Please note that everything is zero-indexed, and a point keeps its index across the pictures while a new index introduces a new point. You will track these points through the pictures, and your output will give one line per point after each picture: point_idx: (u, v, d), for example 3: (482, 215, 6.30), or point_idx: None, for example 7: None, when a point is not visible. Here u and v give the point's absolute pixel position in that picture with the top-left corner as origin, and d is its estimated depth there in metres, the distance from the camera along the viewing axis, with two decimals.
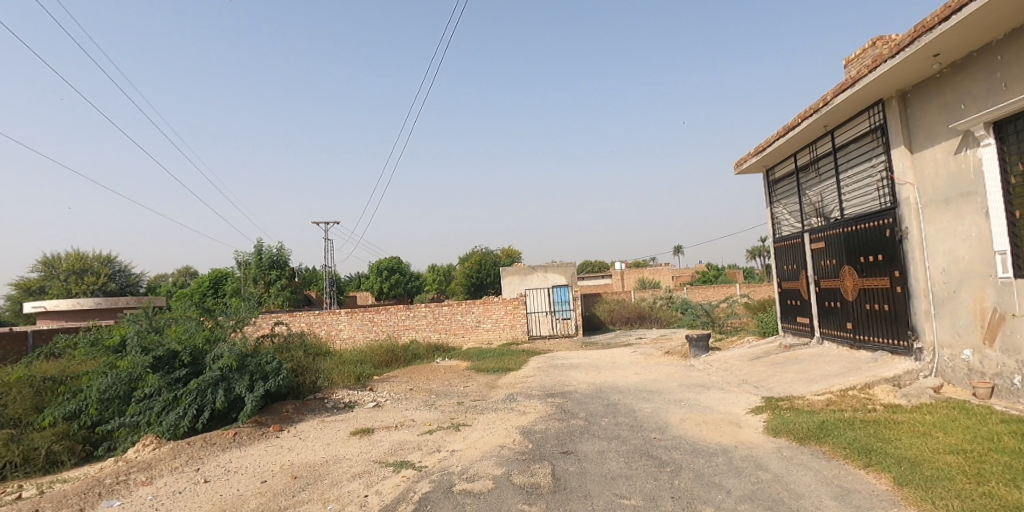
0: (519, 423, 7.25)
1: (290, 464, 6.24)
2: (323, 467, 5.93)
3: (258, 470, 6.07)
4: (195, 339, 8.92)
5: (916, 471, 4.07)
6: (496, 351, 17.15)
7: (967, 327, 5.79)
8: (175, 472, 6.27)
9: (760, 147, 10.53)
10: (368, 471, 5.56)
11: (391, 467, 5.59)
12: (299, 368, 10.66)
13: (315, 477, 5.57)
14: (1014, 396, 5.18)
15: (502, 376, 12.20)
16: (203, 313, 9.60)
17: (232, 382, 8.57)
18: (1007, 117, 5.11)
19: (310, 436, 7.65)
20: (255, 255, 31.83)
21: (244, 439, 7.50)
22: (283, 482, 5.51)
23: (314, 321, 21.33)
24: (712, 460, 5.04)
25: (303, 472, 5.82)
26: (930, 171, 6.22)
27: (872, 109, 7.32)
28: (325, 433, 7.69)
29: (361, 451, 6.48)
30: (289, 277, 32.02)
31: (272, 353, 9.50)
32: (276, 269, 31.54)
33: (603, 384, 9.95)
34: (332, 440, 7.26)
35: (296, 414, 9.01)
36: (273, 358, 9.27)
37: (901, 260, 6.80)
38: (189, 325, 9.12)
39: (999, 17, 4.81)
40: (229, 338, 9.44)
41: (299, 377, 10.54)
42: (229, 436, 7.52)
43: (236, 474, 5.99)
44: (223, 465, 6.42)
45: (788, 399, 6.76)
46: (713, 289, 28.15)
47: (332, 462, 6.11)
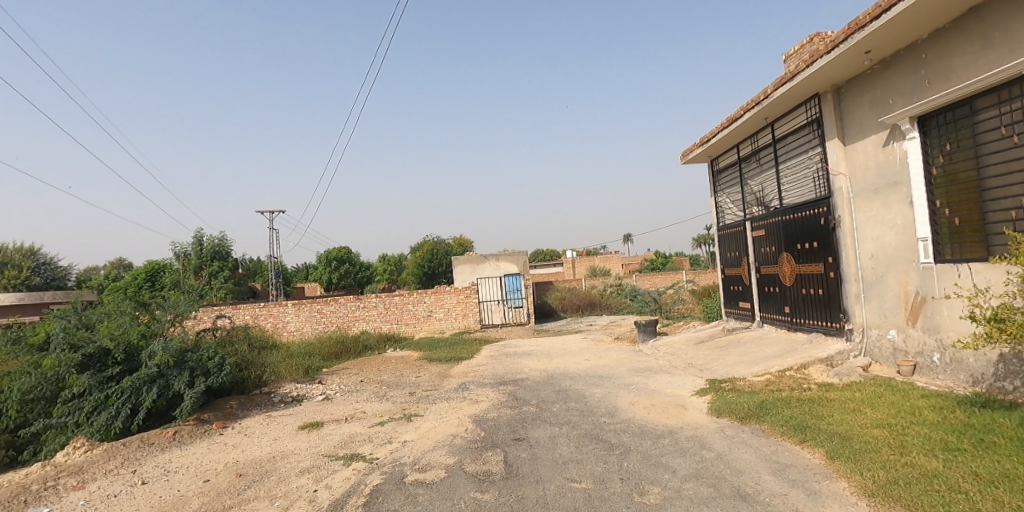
0: (472, 411, 7.18)
1: (235, 461, 5.91)
2: (270, 463, 5.65)
3: (201, 469, 5.72)
4: (129, 334, 8.25)
5: (846, 445, 4.31)
6: (449, 341, 17.00)
7: (893, 309, 6.17)
8: (110, 474, 5.80)
9: (705, 137, 10.84)
10: (317, 465, 5.34)
11: (341, 460, 5.39)
12: (242, 362, 10.17)
13: (262, 473, 5.30)
14: (933, 373, 5.57)
15: (455, 365, 12.10)
16: (138, 307, 8.90)
17: (169, 379, 8.00)
18: (929, 112, 5.42)
19: (256, 431, 7.29)
20: (195, 245, 30.12)
21: (185, 438, 7.05)
22: (227, 480, 5.21)
23: (259, 314, 20.40)
24: (659, 441, 5.16)
25: (249, 469, 5.51)
26: (861, 162, 6.56)
27: (809, 103, 7.65)
28: (272, 429, 7.33)
29: (311, 445, 6.22)
30: (231, 269, 30.54)
31: (214, 347, 8.99)
32: (218, 260, 29.99)
33: (554, 370, 10.05)
34: (279, 435, 6.94)
35: (241, 410, 8.56)
36: (215, 353, 8.76)
37: (834, 246, 7.20)
38: (122, 320, 8.44)
39: (923, 18, 5.03)
40: (166, 332, 8.77)
41: (243, 371, 10.04)
42: (168, 435, 7.04)
43: (177, 474, 5.63)
44: (163, 465, 6.00)
45: (730, 381, 7.04)
46: (660, 278, 28.96)
47: (280, 458, 5.84)
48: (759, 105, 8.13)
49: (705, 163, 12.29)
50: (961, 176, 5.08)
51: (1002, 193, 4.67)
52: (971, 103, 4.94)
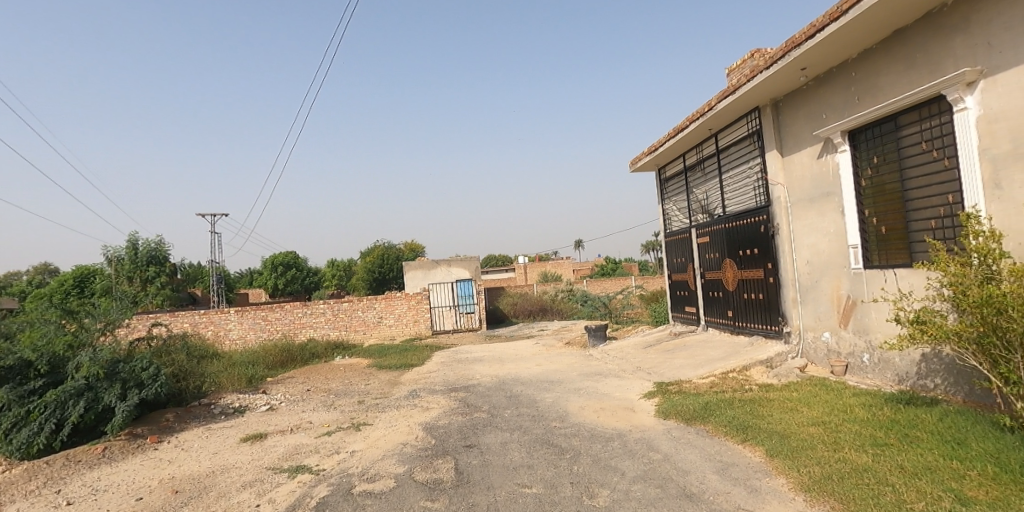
0: (422, 419, 7.00)
1: (171, 477, 5.48)
2: (209, 479, 5.26)
3: (133, 487, 5.26)
4: (54, 345, 7.54)
5: (785, 443, 4.49)
6: (400, 347, 16.62)
7: (826, 312, 6.51)
8: (29, 496, 5.23)
9: (653, 147, 11.15)
10: (260, 479, 5.03)
11: (286, 473, 5.10)
12: (180, 372, 9.51)
13: (200, 489, 4.94)
14: (864, 373, 5.90)
15: (405, 372, 11.82)
16: (66, 315, 7.96)
17: (99, 392, 7.34)
18: (859, 127, 5.77)
19: (195, 445, 6.80)
20: (127, 249, 28.16)
21: (115, 454, 6.47)
22: (161, 497, 4.82)
23: (198, 321, 19.26)
24: (608, 444, 5.19)
25: (186, 485, 5.13)
26: (798, 173, 6.91)
27: (750, 115, 8.01)
28: (212, 442, 6.85)
29: (253, 458, 5.86)
30: (169, 274, 28.73)
31: (149, 357, 8.35)
32: (154, 265, 28.16)
33: (506, 376, 9.99)
34: (218, 449, 6.50)
35: (178, 422, 7.98)
36: (150, 364, 8.15)
37: (773, 253, 7.54)
38: (47, 328, 7.60)
39: (853, 39, 5.36)
40: (95, 342, 8.03)
41: (180, 382, 9.39)
42: (96, 452, 6.45)
43: (106, 492, 5.15)
44: (90, 484, 5.49)
45: (677, 383, 7.21)
46: (609, 283, 29.60)
47: (220, 472, 5.46)
48: (704, 116, 8.44)
49: (653, 172, 12.65)
50: (887, 187, 5.44)
51: (923, 204, 5.01)
52: (896, 119, 5.28)
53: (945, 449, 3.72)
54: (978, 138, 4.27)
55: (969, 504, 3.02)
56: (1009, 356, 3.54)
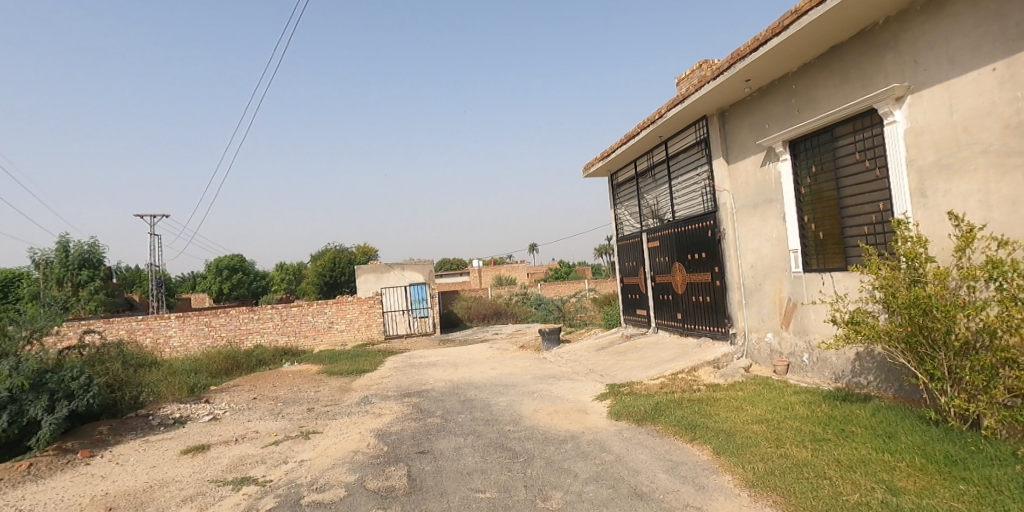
0: (374, 426, 6.78)
1: (103, 493, 5.04)
2: (145, 494, 4.87)
3: (61, 506, 4.78)
4: None
5: (731, 441, 4.63)
6: (351, 353, 16.12)
7: (769, 314, 6.79)
8: None
9: (605, 152, 11.35)
10: (201, 493, 4.70)
11: (230, 485, 4.80)
12: (115, 382, 8.76)
13: (136, 506, 4.56)
14: (803, 372, 6.18)
15: (357, 378, 11.46)
16: None
17: (23, 405, 6.66)
18: (799, 137, 6.07)
19: (131, 459, 6.29)
20: (56, 250, 26.11)
21: (42, 471, 5.86)
22: None
23: (135, 328, 18.06)
24: (562, 446, 5.19)
25: (119, 502, 4.73)
26: (742, 181, 7.19)
27: (698, 124, 8.28)
28: (150, 455, 6.36)
29: (195, 470, 5.48)
30: (104, 278, 26.83)
31: (81, 367, 7.73)
32: (88, 268, 26.23)
33: (460, 380, 9.86)
34: (157, 462, 6.04)
35: (113, 436, 7.35)
36: (81, 373, 7.51)
37: (720, 257, 7.81)
38: None
39: (793, 54, 5.64)
40: (20, 351, 7.26)
41: (115, 393, 8.65)
42: (19, 469, 5.81)
43: None
44: (13, 504, 4.94)
45: (628, 385, 7.33)
46: (563, 286, 29.95)
47: (158, 486, 5.07)
48: (654, 124, 8.66)
49: (605, 177, 12.87)
50: (825, 195, 5.73)
51: (857, 211, 5.31)
52: (832, 131, 5.59)
53: (878, 442, 3.93)
54: (906, 150, 4.56)
55: (899, 494, 3.19)
56: (933, 354, 3.78)
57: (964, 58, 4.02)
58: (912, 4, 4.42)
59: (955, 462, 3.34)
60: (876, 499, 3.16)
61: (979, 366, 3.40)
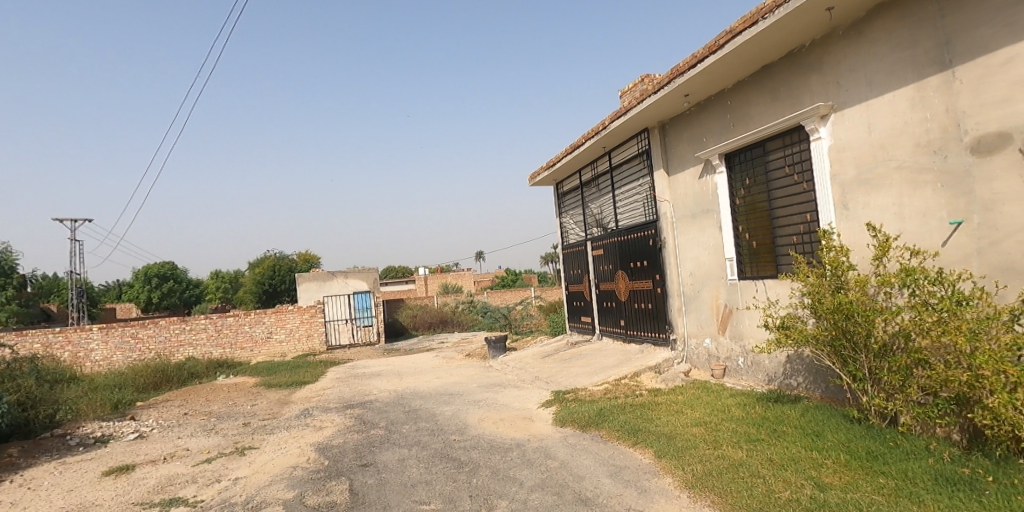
0: (315, 439, 6.45)
1: None
2: None
3: None
4: None
5: (671, 444, 4.74)
6: (291, 364, 15.37)
7: (707, 320, 7.06)
8: None
9: (551, 162, 11.50)
10: None
11: (155, 508, 4.39)
12: (27, 400, 7.80)
13: None
14: (738, 375, 6.46)
15: (297, 390, 10.91)
16: None
17: None
18: (733, 151, 6.37)
19: (43, 483, 5.64)
20: None
21: None
22: None
23: (50, 341, 16.55)
24: (507, 455, 5.13)
25: None
26: (682, 191, 7.46)
27: (640, 136, 8.54)
28: (66, 479, 5.73)
29: (117, 493, 4.99)
30: (14, 287, 24.37)
31: None
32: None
33: (405, 390, 9.60)
34: (74, 486, 5.45)
35: (23, 459, 6.56)
36: None
37: (660, 264, 8.06)
38: None
39: (728, 71, 5.93)
40: None
41: (28, 411, 7.71)
42: None
43: None
44: None
45: (573, 391, 7.39)
46: (510, 293, 30.02)
47: None
48: (598, 135, 8.85)
49: (552, 186, 13.03)
50: (758, 206, 6.04)
51: (787, 222, 5.63)
52: (764, 145, 5.91)
53: (807, 441, 4.14)
54: (830, 165, 4.88)
55: (826, 489, 3.36)
56: (855, 355, 4.04)
57: (880, 81, 4.36)
58: (835, 29, 4.75)
59: (876, 458, 3.57)
60: (805, 495, 3.31)
61: (896, 366, 3.66)
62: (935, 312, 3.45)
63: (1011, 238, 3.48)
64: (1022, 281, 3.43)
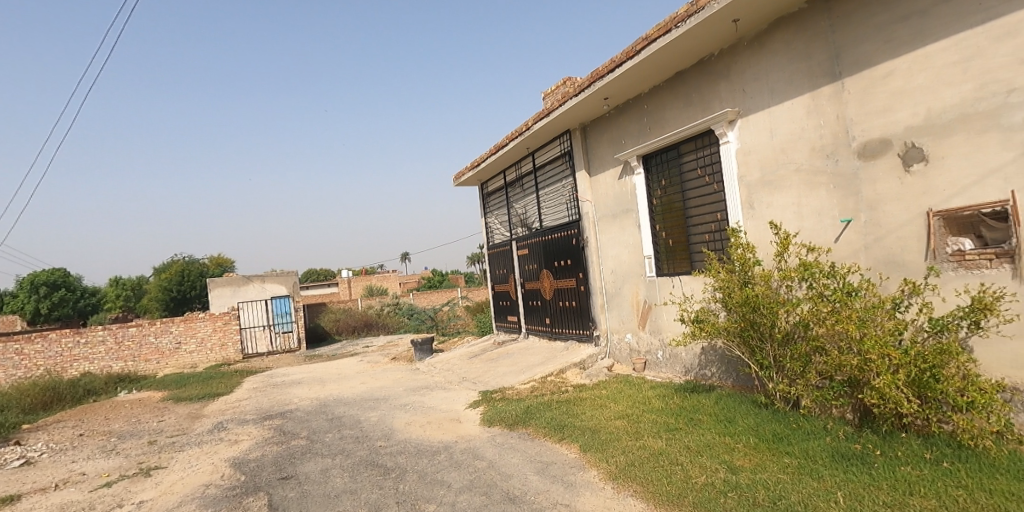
0: (229, 454, 5.93)
1: None
2: None
3: None
4: None
5: (596, 437, 4.84)
6: (202, 375, 14.11)
7: (628, 316, 7.31)
8: None
9: (475, 162, 11.42)
10: None
11: None
12: None
13: None
14: (658, 368, 6.75)
15: (210, 402, 10.03)
16: None
17: None
18: (650, 153, 6.64)
19: None
20: None
21: None
22: None
23: None
24: (434, 458, 5.00)
25: None
26: (603, 192, 7.68)
27: (563, 137, 8.69)
28: None
29: None
30: None
31: None
32: None
33: (328, 397, 9.13)
34: None
35: None
36: None
37: (583, 263, 8.25)
38: None
39: (645, 77, 6.16)
40: None
41: None
42: None
43: None
44: None
45: (500, 391, 7.37)
46: (436, 294, 29.61)
47: None
48: (522, 135, 8.90)
49: (477, 186, 12.96)
50: (674, 206, 6.34)
51: (699, 221, 5.95)
52: (678, 148, 6.21)
53: (720, 427, 4.38)
54: (738, 167, 5.21)
55: (737, 471, 3.56)
56: (762, 345, 4.33)
57: (780, 90, 4.71)
58: (741, 40, 5.08)
59: (781, 439, 3.84)
60: (719, 479, 3.49)
61: (797, 354, 3.96)
62: (830, 303, 3.77)
63: (892, 234, 3.87)
64: (901, 273, 3.84)
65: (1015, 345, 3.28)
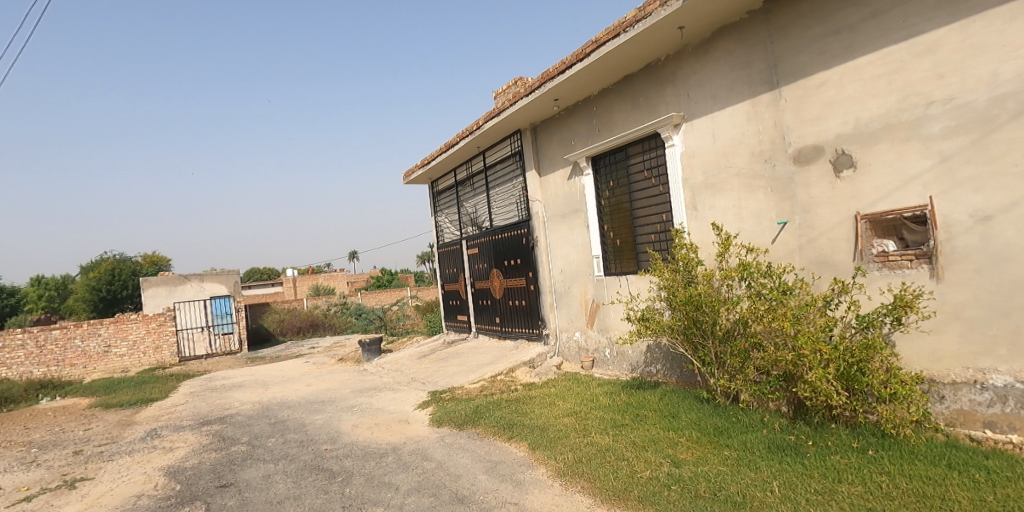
0: (163, 462, 5.52)
1: None
2: None
3: None
4: None
5: (544, 435, 4.85)
6: (134, 380, 13.13)
7: (577, 314, 7.40)
8: None
9: (425, 160, 11.23)
10: None
11: None
12: None
13: None
14: (605, 365, 6.87)
15: (143, 408, 9.33)
16: None
17: None
18: (599, 155, 6.74)
19: None
20: None
21: None
22: None
23: None
24: (382, 460, 4.85)
25: None
26: (552, 192, 7.73)
27: (513, 137, 8.68)
28: None
29: None
30: None
31: None
32: None
33: (271, 401, 8.71)
34: None
35: None
36: None
37: (533, 263, 8.28)
38: None
39: (594, 79, 6.24)
40: None
41: None
42: None
43: None
44: None
45: (450, 391, 7.27)
46: (386, 293, 28.99)
47: None
48: (472, 134, 8.82)
49: (427, 184, 12.75)
50: (621, 206, 6.47)
51: (646, 222, 6.10)
52: (626, 150, 6.34)
53: (665, 422, 4.50)
54: (682, 170, 5.38)
55: (680, 464, 3.66)
56: (704, 342, 4.49)
57: (723, 96, 4.89)
58: (686, 46, 5.24)
59: (722, 432, 3.99)
60: (663, 472, 3.58)
61: (737, 350, 4.13)
62: (767, 301, 3.96)
63: (824, 236, 4.11)
64: (832, 273, 4.08)
65: (931, 339, 3.56)
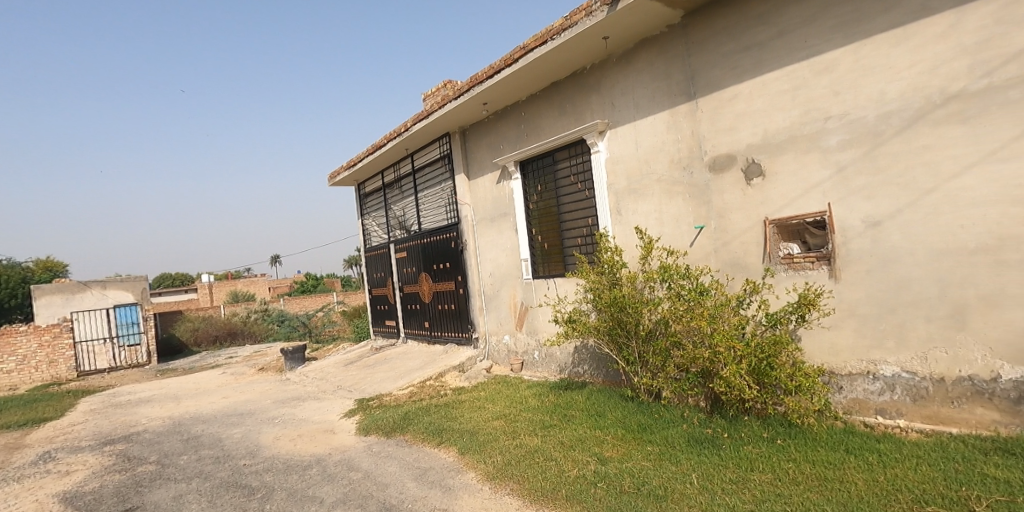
0: (58, 488, 4.85)
1: None
2: None
3: None
4: None
5: (474, 439, 4.78)
6: (24, 398, 11.54)
7: (506, 317, 7.39)
8: None
9: (351, 161, 10.80)
10: None
11: None
12: None
13: None
14: (534, 367, 6.90)
15: (33, 430, 8.18)
16: None
17: None
18: (527, 159, 6.79)
19: None
20: None
21: None
22: None
23: None
24: (305, 473, 4.56)
25: None
26: (481, 195, 7.69)
27: (443, 140, 8.55)
28: None
29: None
30: None
31: None
32: None
33: (184, 415, 7.96)
34: None
35: None
36: None
37: (462, 266, 8.18)
38: None
39: (523, 84, 6.28)
40: None
41: None
42: None
43: None
44: None
45: (377, 398, 7.01)
46: (310, 299, 27.61)
47: None
48: (400, 136, 8.59)
49: (353, 186, 12.28)
50: (549, 210, 6.54)
51: (572, 225, 6.21)
52: (553, 155, 6.43)
53: (591, 421, 4.58)
54: (607, 175, 5.53)
55: (607, 461, 3.74)
56: (628, 342, 4.62)
57: (644, 105, 5.08)
58: (610, 56, 5.40)
59: (645, 429, 4.12)
60: (591, 470, 3.63)
61: (658, 349, 4.29)
62: (687, 301, 4.14)
63: (737, 239, 4.37)
64: (744, 274, 4.35)
65: (831, 334, 3.89)
